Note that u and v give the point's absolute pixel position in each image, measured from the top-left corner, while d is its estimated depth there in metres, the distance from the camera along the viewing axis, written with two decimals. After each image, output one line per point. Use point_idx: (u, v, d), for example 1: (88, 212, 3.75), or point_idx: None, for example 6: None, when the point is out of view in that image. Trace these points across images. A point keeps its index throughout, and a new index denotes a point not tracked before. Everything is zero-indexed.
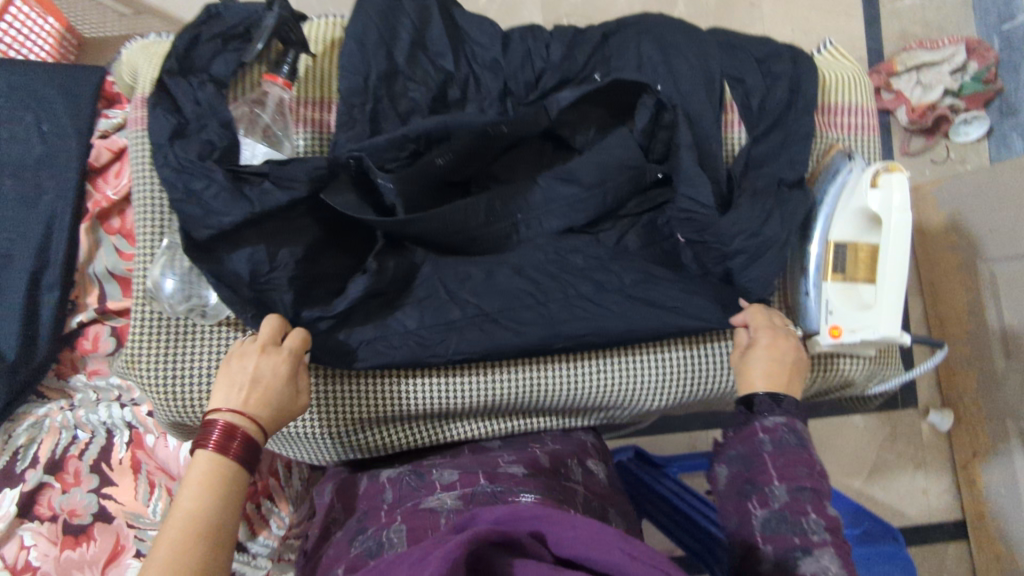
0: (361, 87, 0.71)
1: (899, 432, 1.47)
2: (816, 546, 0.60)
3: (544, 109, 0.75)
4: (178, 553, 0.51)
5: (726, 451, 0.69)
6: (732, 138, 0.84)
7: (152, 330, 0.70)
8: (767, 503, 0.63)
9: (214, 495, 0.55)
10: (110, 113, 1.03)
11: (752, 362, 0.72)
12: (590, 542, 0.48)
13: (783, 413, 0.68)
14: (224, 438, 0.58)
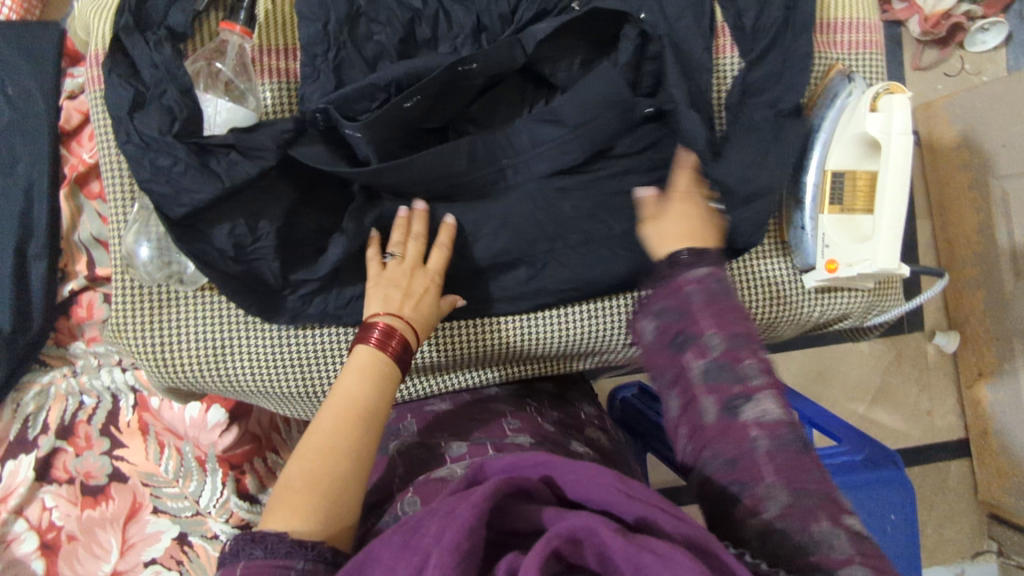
0: (322, 35, 0.68)
1: (904, 355, 1.46)
2: (757, 390, 0.50)
3: (518, 43, 0.68)
4: (336, 428, 0.55)
5: (649, 309, 0.56)
6: (720, 64, 0.78)
7: (134, 299, 0.70)
8: (702, 352, 0.52)
9: (372, 383, 0.59)
10: (75, 73, 1.00)
11: (667, 226, 0.61)
12: (592, 483, 0.46)
13: (710, 262, 0.56)
14: (382, 339, 0.62)
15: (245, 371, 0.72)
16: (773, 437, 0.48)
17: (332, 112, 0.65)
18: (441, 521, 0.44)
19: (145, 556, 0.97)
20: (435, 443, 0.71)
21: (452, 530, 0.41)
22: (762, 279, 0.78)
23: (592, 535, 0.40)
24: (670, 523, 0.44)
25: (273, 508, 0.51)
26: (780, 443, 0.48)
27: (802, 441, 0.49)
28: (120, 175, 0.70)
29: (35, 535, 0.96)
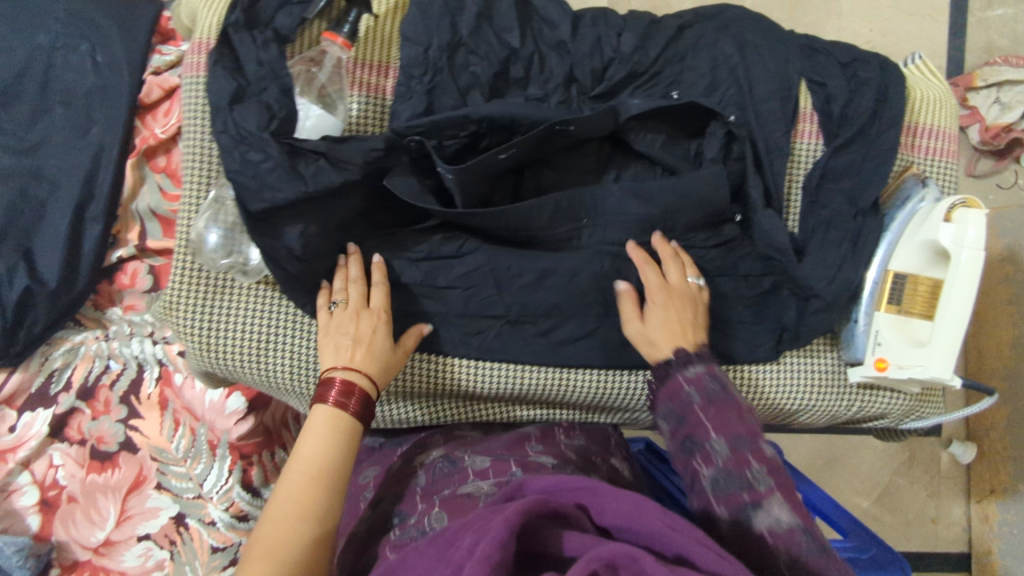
0: (421, 58, 0.69)
1: (917, 458, 1.44)
2: (764, 497, 0.57)
3: (613, 111, 0.70)
4: (299, 491, 0.59)
5: (659, 408, 0.67)
6: (794, 147, 0.77)
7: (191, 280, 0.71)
8: (709, 459, 0.60)
9: (333, 439, 0.62)
10: (164, 50, 1.03)
11: (652, 328, 0.69)
12: (632, 511, 0.49)
13: (701, 362, 0.66)
14: (341, 396, 0.63)
15: (285, 369, 0.72)
16: (787, 544, 0.54)
17: (427, 145, 0.66)
18: (474, 534, 0.46)
19: (139, 530, 1.00)
20: (458, 456, 0.73)
21: (487, 541, 0.43)
22: (809, 369, 0.79)
23: (630, 560, 0.41)
24: (710, 561, 0.45)
25: (245, 567, 0.54)
26: (795, 553, 0.53)
27: (819, 543, 0.54)
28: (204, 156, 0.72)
29: (36, 490, 1.00)
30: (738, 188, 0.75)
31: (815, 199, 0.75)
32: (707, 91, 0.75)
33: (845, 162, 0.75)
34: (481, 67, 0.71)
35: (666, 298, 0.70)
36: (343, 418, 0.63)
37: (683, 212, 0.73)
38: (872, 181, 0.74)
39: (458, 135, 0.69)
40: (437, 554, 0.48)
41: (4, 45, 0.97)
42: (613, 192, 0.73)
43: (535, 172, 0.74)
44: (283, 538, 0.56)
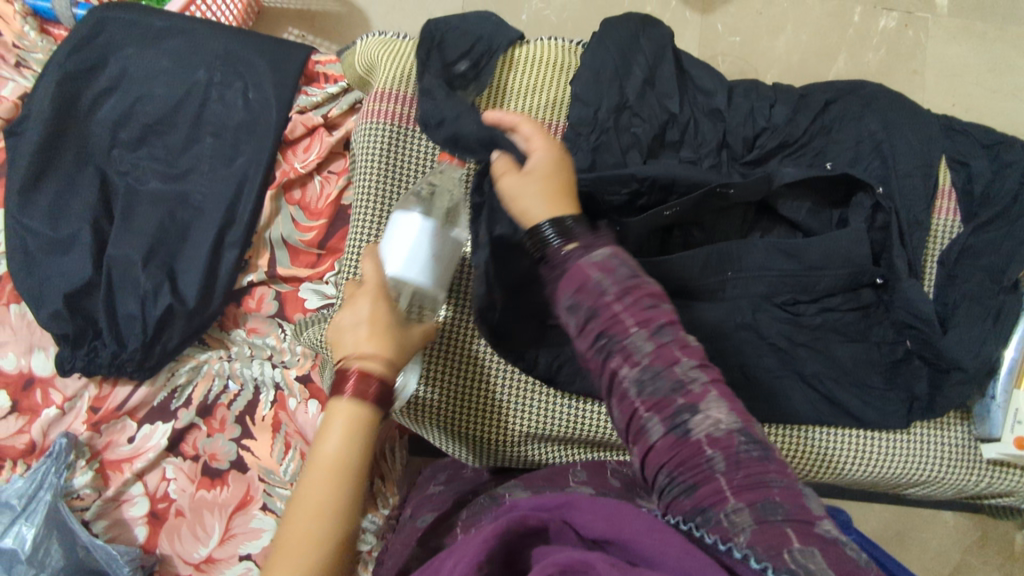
0: (591, 118, 0.75)
1: (990, 538, 1.41)
2: (698, 399, 0.47)
3: (768, 178, 0.73)
4: (311, 492, 0.52)
5: (561, 302, 0.53)
6: (933, 223, 0.79)
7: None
8: (630, 358, 0.49)
9: (354, 437, 0.54)
10: (309, 91, 1.10)
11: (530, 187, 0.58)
12: (602, 518, 0.47)
13: (602, 242, 0.53)
14: (358, 386, 0.55)
15: (430, 401, 0.77)
16: (728, 453, 0.46)
17: (596, 195, 0.70)
18: (455, 556, 0.46)
19: (242, 550, 1.02)
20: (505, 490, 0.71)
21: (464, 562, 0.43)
22: (943, 441, 0.79)
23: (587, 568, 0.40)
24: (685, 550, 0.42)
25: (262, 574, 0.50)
26: (737, 461, 0.45)
27: (760, 445, 0.47)
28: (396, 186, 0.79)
29: (147, 501, 1.04)
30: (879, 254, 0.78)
31: (953, 272, 0.77)
32: (850, 163, 0.78)
33: (986, 238, 0.77)
34: (642, 128, 0.76)
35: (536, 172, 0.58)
36: (358, 419, 0.55)
37: (825, 272, 0.76)
38: (1016, 256, 0.75)
39: (619, 192, 0.73)
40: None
41: (166, 78, 1.05)
42: (758, 251, 0.76)
43: (684, 230, 0.77)
44: (296, 546, 0.50)
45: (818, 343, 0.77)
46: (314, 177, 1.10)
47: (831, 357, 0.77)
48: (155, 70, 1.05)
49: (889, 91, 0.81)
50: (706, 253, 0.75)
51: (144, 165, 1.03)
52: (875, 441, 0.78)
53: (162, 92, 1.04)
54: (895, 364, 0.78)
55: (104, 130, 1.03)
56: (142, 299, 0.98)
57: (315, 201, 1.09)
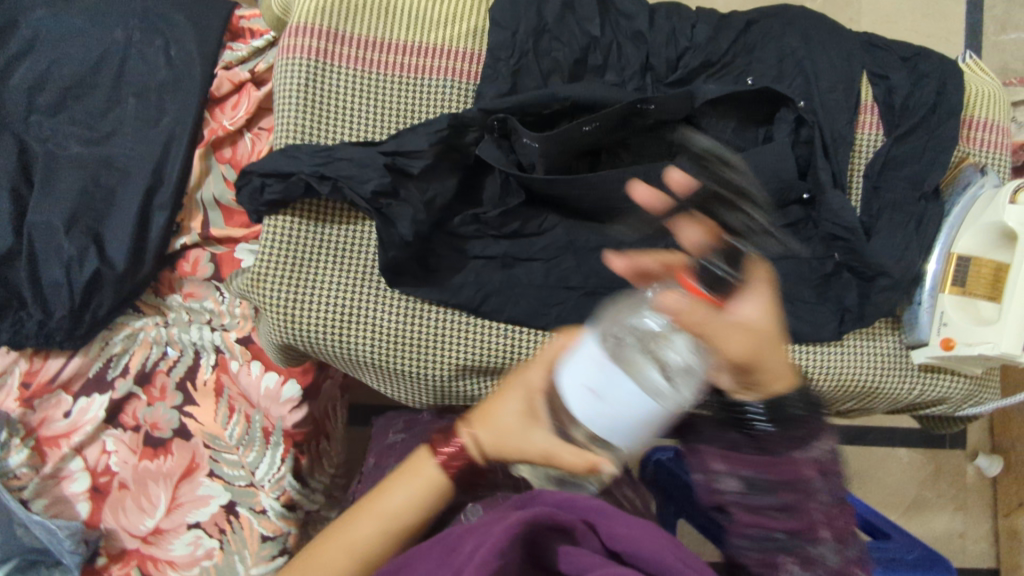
0: (509, 42, 0.75)
1: (944, 470, 1.45)
2: None
3: (690, 95, 0.74)
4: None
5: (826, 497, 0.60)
6: (856, 138, 0.80)
7: (292, 241, 0.75)
8: None
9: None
10: (234, 46, 1.07)
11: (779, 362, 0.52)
12: (642, 538, 0.45)
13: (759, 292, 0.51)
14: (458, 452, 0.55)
15: (365, 341, 0.75)
16: None
17: (513, 120, 0.72)
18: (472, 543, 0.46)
19: (190, 518, 0.99)
20: None
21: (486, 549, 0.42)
22: (874, 352, 0.80)
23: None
24: None
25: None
26: None
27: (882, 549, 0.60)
28: (317, 125, 0.75)
29: (88, 476, 1.00)
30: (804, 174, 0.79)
31: (877, 184, 0.78)
32: (774, 81, 0.78)
33: (906, 150, 0.78)
34: (563, 53, 0.76)
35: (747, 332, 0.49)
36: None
37: (752, 188, 0.76)
38: (935, 165, 0.77)
39: (538, 115, 0.73)
40: (440, 558, 0.47)
41: (84, 39, 1.01)
42: (686, 171, 0.77)
43: (613, 154, 0.77)
44: None
45: None
46: (245, 135, 1.07)
47: None
48: (71, 31, 1.01)
49: (810, 11, 0.82)
50: (634, 173, 0.75)
51: (64, 129, 0.99)
52: (811, 359, 0.79)
53: (81, 54, 1.00)
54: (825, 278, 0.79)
55: (20, 93, 0.98)
56: (67, 264, 0.94)
57: (247, 158, 1.06)
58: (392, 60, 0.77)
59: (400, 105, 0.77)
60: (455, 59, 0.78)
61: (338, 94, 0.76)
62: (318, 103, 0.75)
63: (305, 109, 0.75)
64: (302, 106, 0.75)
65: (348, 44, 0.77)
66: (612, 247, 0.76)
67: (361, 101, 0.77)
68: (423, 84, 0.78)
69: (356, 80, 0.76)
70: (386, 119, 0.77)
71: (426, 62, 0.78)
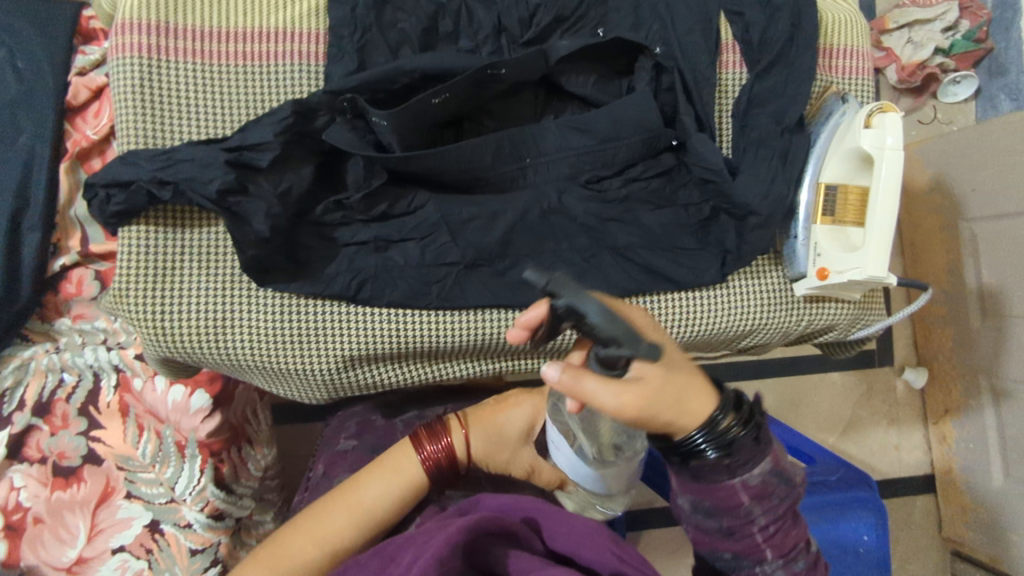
0: (349, 18, 0.72)
1: (874, 389, 1.50)
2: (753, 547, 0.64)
3: (542, 53, 0.73)
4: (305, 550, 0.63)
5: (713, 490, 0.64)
6: (720, 77, 0.81)
7: (152, 252, 0.72)
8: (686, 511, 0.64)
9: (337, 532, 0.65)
10: (86, 50, 1.02)
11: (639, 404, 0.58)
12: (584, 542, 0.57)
13: (766, 454, 0.52)
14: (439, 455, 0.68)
15: (244, 345, 0.73)
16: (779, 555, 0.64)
17: (360, 100, 0.70)
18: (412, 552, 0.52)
19: (113, 543, 0.96)
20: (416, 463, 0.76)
21: (427, 559, 0.48)
22: (759, 290, 0.81)
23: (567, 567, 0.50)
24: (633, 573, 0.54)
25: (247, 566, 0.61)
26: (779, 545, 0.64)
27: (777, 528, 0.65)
28: (157, 127, 0.71)
29: (0, 515, 0.95)
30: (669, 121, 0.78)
31: (745, 123, 0.78)
32: (632, 29, 0.77)
33: (768, 86, 0.78)
34: (410, 22, 0.73)
35: None
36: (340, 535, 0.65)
37: (618, 141, 0.76)
38: (796, 97, 0.77)
39: (389, 93, 0.72)
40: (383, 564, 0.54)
41: None
42: (551, 130, 0.75)
43: (475, 122, 0.75)
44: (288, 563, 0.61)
45: (625, 214, 0.78)
46: (112, 142, 1.02)
47: (642, 226, 0.78)
48: None
49: None
50: (497, 140, 0.74)
51: None
52: (700, 306, 0.80)
53: None
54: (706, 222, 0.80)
55: None
56: None
57: None
58: (230, 47, 0.73)
59: (245, 94, 0.73)
60: (297, 38, 0.74)
61: (176, 91, 0.72)
62: (155, 102, 0.71)
63: (140, 110, 0.71)
64: (138, 107, 0.71)
65: (182, 39, 0.72)
66: (487, 217, 0.75)
67: (202, 95, 0.73)
68: (268, 69, 0.74)
69: (194, 73, 0.72)
70: (233, 111, 0.73)
71: (267, 46, 0.74)
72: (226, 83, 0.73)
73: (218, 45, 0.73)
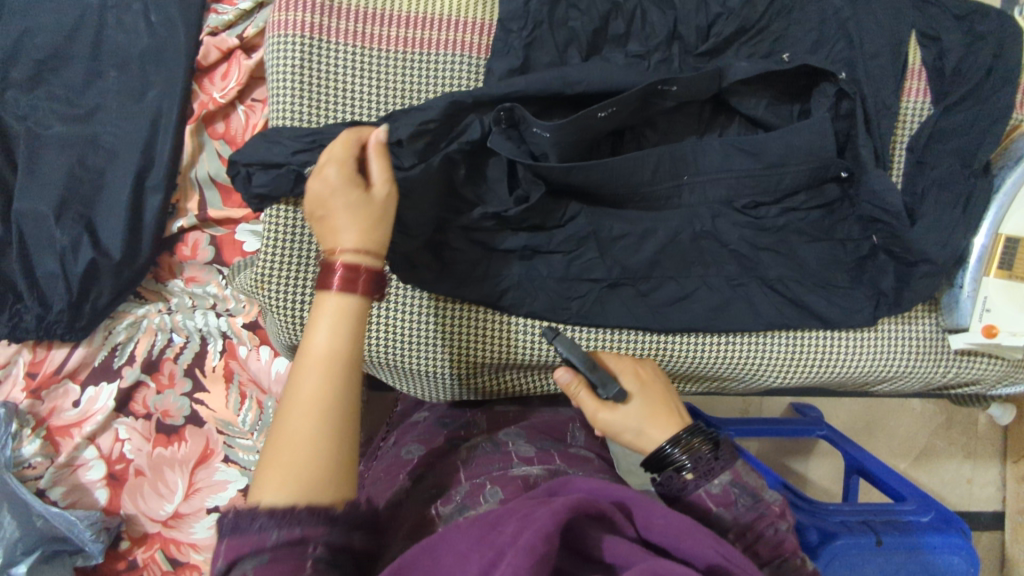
0: (522, 11, 0.68)
1: (954, 420, 1.44)
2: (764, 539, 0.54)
3: (718, 75, 0.68)
4: (297, 415, 0.47)
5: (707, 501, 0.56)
6: (902, 106, 0.75)
7: (298, 237, 0.70)
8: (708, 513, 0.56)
9: (326, 382, 0.48)
10: (220, 9, 0.99)
11: (632, 419, 0.60)
12: (683, 532, 0.45)
13: (725, 468, 0.57)
14: (346, 277, 0.51)
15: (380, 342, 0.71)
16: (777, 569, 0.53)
17: (520, 110, 0.65)
18: (518, 522, 0.42)
19: (208, 503, 0.99)
20: (503, 440, 0.70)
21: (532, 531, 0.39)
22: (911, 337, 0.76)
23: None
24: None
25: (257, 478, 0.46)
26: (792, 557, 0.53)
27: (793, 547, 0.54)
28: (314, 109, 0.69)
29: (103, 464, 0.98)
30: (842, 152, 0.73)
31: (922, 159, 0.72)
32: (812, 50, 0.72)
33: (956, 121, 0.71)
34: (584, 24, 0.69)
35: (655, 402, 0.62)
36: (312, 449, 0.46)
37: (785, 169, 0.71)
38: (986, 137, 0.71)
39: (555, 97, 0.67)
40: (476, 535, 0.43)
41: (54, 5, 0.92)
42: (715, 154, 0.71)
43: (637, 134, 0.71)
44: (297, 447, 0.46)
45: (780, 245, 0.73)
46: (236, 107, 1.01)
47: (795, 258, 0.73)
48: None
49: None
50: (658, 158, 0.70)
51: (44, 106, 0.91)
52: (841, 346, 0.76)
53: (52, 22, 0.92)
54: (863, 258, 0.75)
55: None
56: (61, 256, 0.89)
57: (239, 133, 1.00)
58: (394, 34, 0.71)
59: (403, 84, 0.71)
60: (463, 32, 0.71)
61: (335, 74, 0.70)
62: (315, 84, 0.69)
63: (300, 90, 0.68)
64: (298, 87, 0.68)
65: (346, 20, 0.70)
66: (636, 236, 0.71)
67: (361, 80, 0.70)
68: (429, 61, 0.71)
69: (354, 57, 0.70)
70: (389, 100, 0.71)
71: (431, 36, 0.71)
72: (386, 72, 0.70)
73: (382, 31, 0.71)
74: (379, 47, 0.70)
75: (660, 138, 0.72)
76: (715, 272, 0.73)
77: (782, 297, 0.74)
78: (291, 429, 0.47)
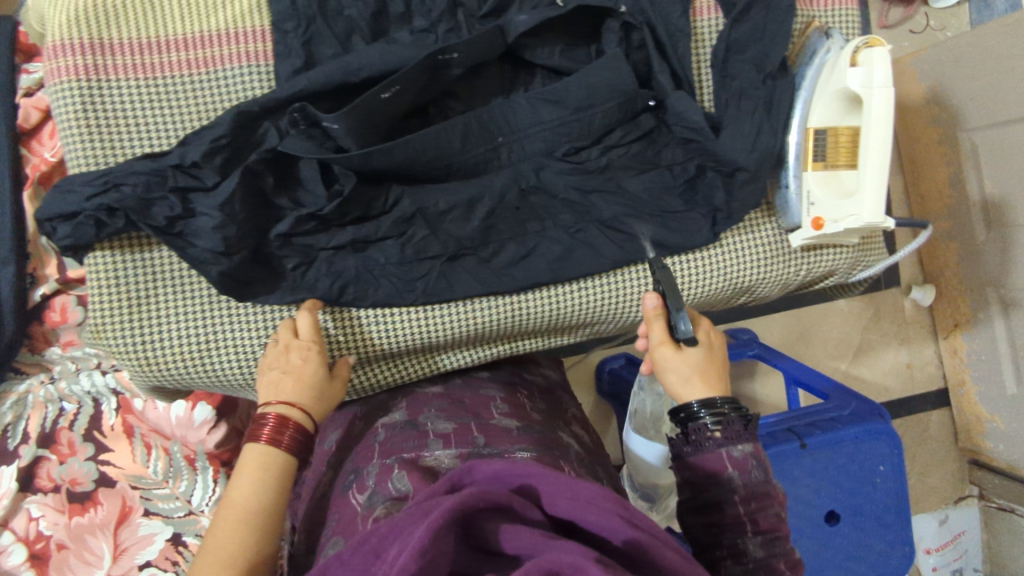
0: (292, 10, 0.68)
1: (883, 311, 1.38)
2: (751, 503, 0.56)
3: (500, 30, 0.68)
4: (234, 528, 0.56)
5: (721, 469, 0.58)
6: (696, 25, 0.76)
7: (122, 279, 0.69)
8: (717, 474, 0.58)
9: (261, 486, 0.59)
10: (29, 67, 0.96)
11: (682, 367, 0.64)
12: (589, 504, 0.42)
13: (750, 439, 0.59)
14: (279, 427, 0.62)
15: (231, 366, 0.70)
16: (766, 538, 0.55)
17: (310, 109, 0.64)
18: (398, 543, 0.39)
19: (138, 561, 0.96)
20: (421, 420, 0.69)
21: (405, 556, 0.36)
22: (754, 244, 0.78)
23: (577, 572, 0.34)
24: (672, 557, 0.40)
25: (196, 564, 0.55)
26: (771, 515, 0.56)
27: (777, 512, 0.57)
28: (108, 149, 0.67)
29: (24, 546, 0.93)
30: (646, 83, 0.74)
31: (724, 72, 0.74)
32: None
33: (746, 30, 0.73)
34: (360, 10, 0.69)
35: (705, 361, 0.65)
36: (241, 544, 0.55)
37: (593, 109, 0.72)
38: (776, 39, 0.72)
39: (345, 86, 0.67)
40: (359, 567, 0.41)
41: None
42: (522, 109, 0.72)
43: (441, 107, 0.72)
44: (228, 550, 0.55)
45: (608, 184, 0.74)
46: None
47: (626, 194, 0.75)
48: None
49: None
50: (466, 123, 0.70)
51: None
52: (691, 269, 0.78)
53: None
54: (692, 180, 0.76)
55: None
56: None
57: None
58: (174, 57, 0.69)
59: (195, 105, 0.69)
60: (244, 40, 0.70)
61: (122, 109, 0.68)
62: (103, 124, 0.67)
63: (88, 132, 0.66)
64: (85, 130, 0.67)
65: (121, 53, 0.68)
66: (464, 205, 0.72)
67: (151, 109, 0.68)
68: (217, 77, 0.69)
69: (139, 88, 0.68)
70: (185, 123, 0.69)
71: (212, 51, 0.69)
72: (175, 96, 0.69)
73: (161, 57, 0.69)
74: (162, 73, 0.69)
75: (465, 106, 0.72)
76: (551, 224, 0.74)
77: (624, 234, 0.75)
78: (227, 529, 0.56)
